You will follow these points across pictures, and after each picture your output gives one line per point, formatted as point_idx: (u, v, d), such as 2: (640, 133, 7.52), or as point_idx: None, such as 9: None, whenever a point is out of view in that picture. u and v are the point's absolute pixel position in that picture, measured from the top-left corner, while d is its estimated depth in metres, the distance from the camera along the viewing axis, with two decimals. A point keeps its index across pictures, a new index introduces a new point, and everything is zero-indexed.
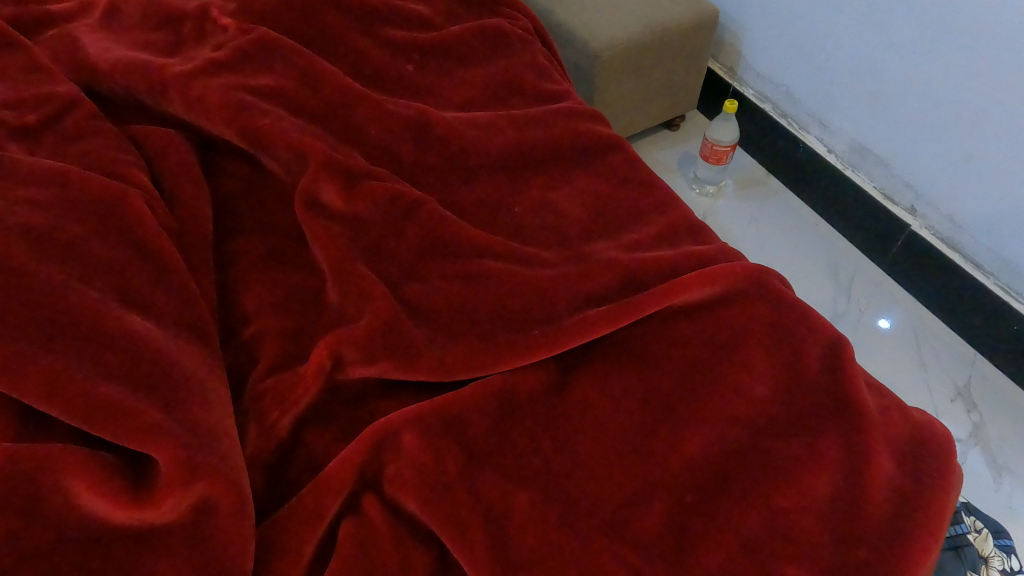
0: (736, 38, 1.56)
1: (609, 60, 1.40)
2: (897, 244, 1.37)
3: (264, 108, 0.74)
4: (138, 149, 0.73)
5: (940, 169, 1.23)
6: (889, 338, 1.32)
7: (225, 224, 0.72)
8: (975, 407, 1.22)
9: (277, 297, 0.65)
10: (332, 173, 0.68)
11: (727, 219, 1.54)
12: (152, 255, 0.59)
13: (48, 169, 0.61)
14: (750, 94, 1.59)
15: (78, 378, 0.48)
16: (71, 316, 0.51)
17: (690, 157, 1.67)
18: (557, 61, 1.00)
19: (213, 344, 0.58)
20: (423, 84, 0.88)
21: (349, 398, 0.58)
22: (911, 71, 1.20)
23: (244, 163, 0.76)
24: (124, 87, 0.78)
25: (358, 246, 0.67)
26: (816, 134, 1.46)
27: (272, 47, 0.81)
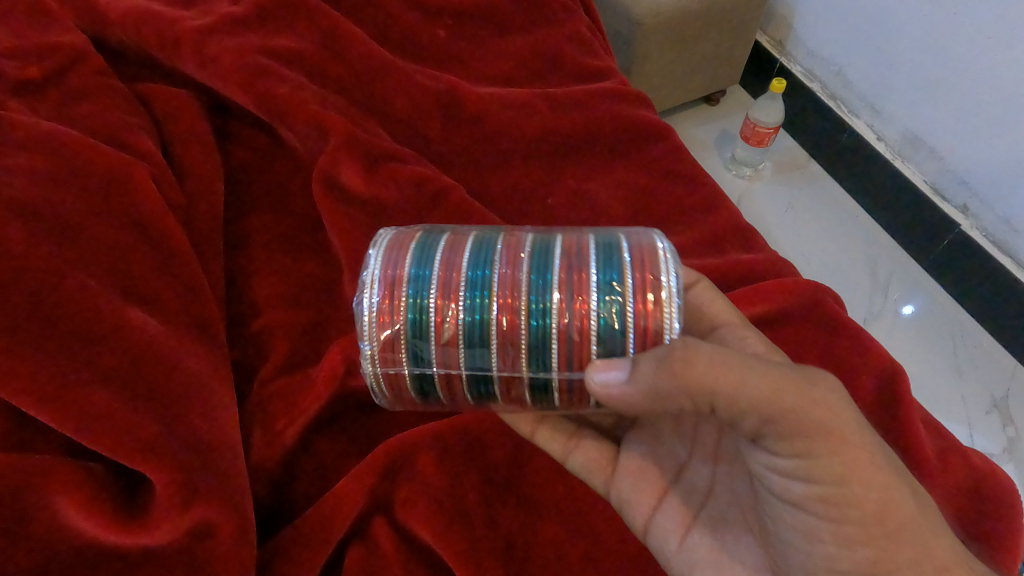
0: (789, 9, 1.45)
1: (652, 28, 1.31)
2: (943, 244, 1.30)
3: (283, 73, 0.68)
4: (146, 110, 0.68)
5: (999, 167, 1.14)
6: (924, 341, 1.27)
7: (237, 199, 0.67)
8: (1012, 422, 1.17)
9: (290, 287, 0.61)
10: (353, 153, 0.63)
11: (763, 204, 1.46)
12: (155, 238, 0.54)
13: (45, 134, 0.56)
14: (797, 72, 1.49)
15: (73, 382, 0.44)
16: (66, 308, 0.47)
17: (728, 136, 1.59)
18: (601, 32, 0.93)
19: (218, 341, 0.54)
20: (456, 53, 0.81)
21: (362, 406, 0.54)
22: (980, 58, 1.10)
23: (260, 133, 0.71)
24: (133, 39, 0.72)
25: (378, 236, 0.62)
26: (867, 120, 1.37)
27: (294, 3, 0.74)
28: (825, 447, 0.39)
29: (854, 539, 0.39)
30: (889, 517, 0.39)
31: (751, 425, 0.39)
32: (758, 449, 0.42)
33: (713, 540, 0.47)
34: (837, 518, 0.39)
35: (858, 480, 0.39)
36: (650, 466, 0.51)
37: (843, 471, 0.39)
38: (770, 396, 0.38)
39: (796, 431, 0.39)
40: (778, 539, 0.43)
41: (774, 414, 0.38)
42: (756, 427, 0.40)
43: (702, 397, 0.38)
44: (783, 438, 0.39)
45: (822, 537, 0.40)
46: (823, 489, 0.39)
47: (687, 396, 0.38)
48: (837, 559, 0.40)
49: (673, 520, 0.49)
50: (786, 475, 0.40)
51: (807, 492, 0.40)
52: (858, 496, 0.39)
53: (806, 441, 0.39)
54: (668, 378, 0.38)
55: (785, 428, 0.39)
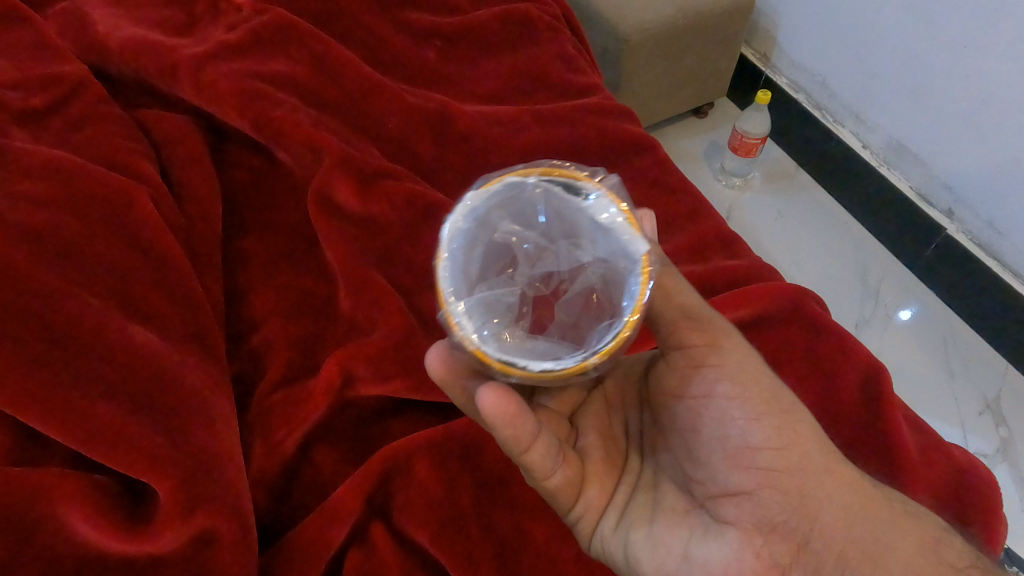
0: (772, 23, 1.49)
1: (638, 45, 1.34)
2: (931, 248, 1.32)
3: (278, 97, 0.70)
4: (146, 135, 0.70)
5: (983, 171, 1.17)
6: (916, 343, 1.28)
7: (235, 219, 0.69)
8: (1004, 421, 1.18)
9: (287, 302, 0.62)
10: (347, 171, 0.65)
11: (753, 213, 1.49)
12: (155, 257, 0.56)
13: (48, 159, 0.58)
14: (782, 83, 1.52)
15: (78, 397, 0.46)
16: (72, 326, 0.48)
17: (716, 147, 1.61)
18: (587, 50, 0.96)
19: (218, 356, 0.55)
20: (446, 74, 0.84)
21: (358, 415, 0.56)
22: (960, 66, 1.13)
23: (256, 154, 0.73)
24: (131, 68, 0.75)
25: (373, 251, 0.64)
26: (852, 128, 1.40)
27: (287, 29, 0.76)
28: (726, 339, 0.51)
29: (760, 410, 0.49)
30: (784, 399, 0.50)
31: (670, 324, 0.52)
32: (671, 357, 0.52)
33: (652, 514, 0.50)
34: (742, 394, 0.49)
35: (752, 371, 0.50)
36: (606, 469, 0.53)
37: (741, 359, 0.51)
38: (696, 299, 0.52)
39: (709, 322, 0.52)
40: (696, 434, 0.50)
41: (695, 312, 0.52)
42: (674, 325, 0.52)
43: (665, 284, 0.52)
44: (696, 326, 0.51)
45: (735, 414, 0.49)
46: (732, 370, 0.50)
47: (651, 280, 0.51)
48: (749, 435, 0.48)
49: (617, 502, 0.51)
50: (699, 368, 0.51)
51: (720, 377, 0.50)
52: (755, 378, 0.50)
53: (712, 333, 0.51)
54: (655, 258, 0.50)
55: (696, 323, 0.52)
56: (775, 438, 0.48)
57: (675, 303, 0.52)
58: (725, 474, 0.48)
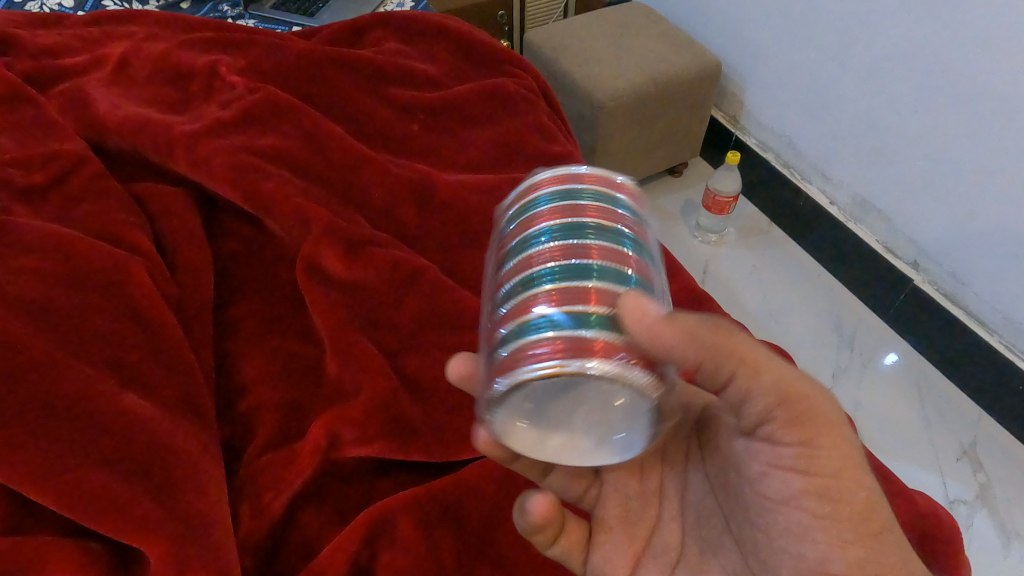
0: (739, 88, 1.58)
1: (612, 111, 1.42)
2: (900, 297, 1.37)
3: (269, 170, 0.74)
4: (142, 208, 0.73)
5: (943, 225, 1.23)
6: (891, 391, 1.32)
7: (225, 286, 0.72)
8: (981, 467, 1.21)
9: (276, 366, 0.65)
10: (334, 240, 0.68)
11: (729, 267, 1.54)
12: (149, 324, 0.59)
13: (49, 233, 0.61)
14: (751, 143, 1.60)
15: (73, 465, 0.48)
16: (68, 396, 0.51)
17: (692, 205, 1.68)
18: (561, 120, 1.02)
19: (209, 420, 0.57)
20: (428, 144, 0.89)
21: (344, 475, 0.58)
22: (914, 128, 1.21)
23: (248, 225, 0.76)
24: (128, 144, 0.79)
25: (358, 315, 0.66)
26: (819, 186, 1.47)
27: (279, 106, 0.82)
28: (828, 441, 0.43)
29: (847, 539, 0.44)
30: (878, 521, 0.44)
31: (762, 409, 0.43)
32: (756, 442, 0.46)
33: None
34: (833, 515, 0.44)
35: (853, 484, 0.44)
36: (625, 549, 0.53)
37: (841, 465, 0.44)
38: (777, 386, 0.42)
39: (805, 417, 0.43)
40: (768, 538, 0.47)
41: (784, 400, 0.43)
42: (767, 411, 0.44)
43: (741, 354, 0.42)
44: (793, 423, 0.43)
45: (816, 536, 0.44)
46: (822, 483, 0.44)
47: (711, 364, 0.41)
48: (829, 559, 0.44)
49: None
50: (784, 470, 0.45)
51: (805, 487, 0.44)
52: (854, 492, 0.44)
53: (810, 430, 0.43)
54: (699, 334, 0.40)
55: (788, 414, 0.43)
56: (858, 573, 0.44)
57: (760, 382, 0.42)
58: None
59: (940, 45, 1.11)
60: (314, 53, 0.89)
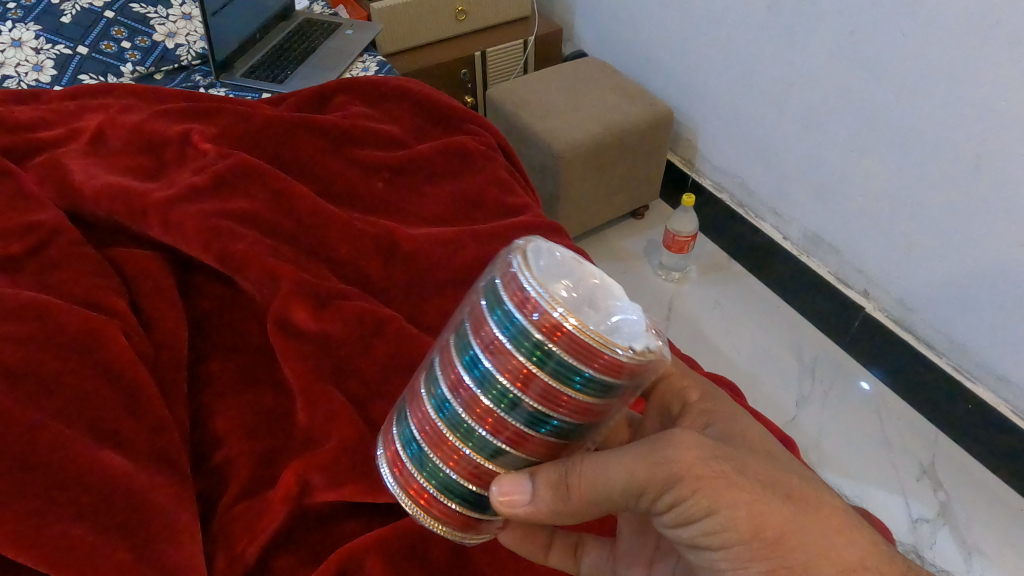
0: (692, 134, 1.67)
1: (572, 160, 1.49)
2: (855, 325, 1.43)
3: (240, 232, 0.78)
4: (118, 272, 0.77)
5: (888, 255, 1.30)
6: (854, 415, 1.37)
7: (200, 344, 0.75)
8: (942, 486, 1.25)
9: (248, 419, 0.68)
10: (303, 296, 0.72)
11: (693, 303, 1.60)
12: (125, 383, 0.61)
13: (27, 300, 0.64)
14: (707, 184, 1.69)
15: (51, 522, 0.50)
16: (46, 455, 0.53)
17: (655, 245, 1.75)
18: (520, 173, 1.08)
19: (184, 473, 0.60)
20: (394, 201, 0.94)
21: (315, 520, 0.61)
22: (853, 167, 1.29)
23: (221, 284, 0.80)
24: (104, 212, 0.82)
25: (328, 365, 0.70)
26: (772, 223, 1.55)
27: (249, 170, 0.86)
28: (691, 488, 0.45)
29: (745, 560, 0.46)
30: (767, 532, 0.45)
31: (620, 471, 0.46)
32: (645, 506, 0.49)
33: None
34: (727, 546, 0.46)
35: (727, 508, 0.45)
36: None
37: (712, 500, 0.45)
38: (626, 476, 0.46)
39: (660, 465, 0.45)
40: (698, 571, 0.50)
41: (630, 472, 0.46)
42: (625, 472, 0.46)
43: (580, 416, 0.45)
44: (648, 483, 0.46)
45: (723, 570, 0.47)
46: (704, 525, 0.46)
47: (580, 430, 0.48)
48: None
49: None
50: (673, 525, 0.48)
51: (693, 531, 0.47)
52: (731, 518, 0.45)
53: (662, 477, 0.45)
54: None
55: (644, 467, 0.46)
56: None
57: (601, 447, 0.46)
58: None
59: (869, 89, 1.20)
60: (283, 119, 0.95)
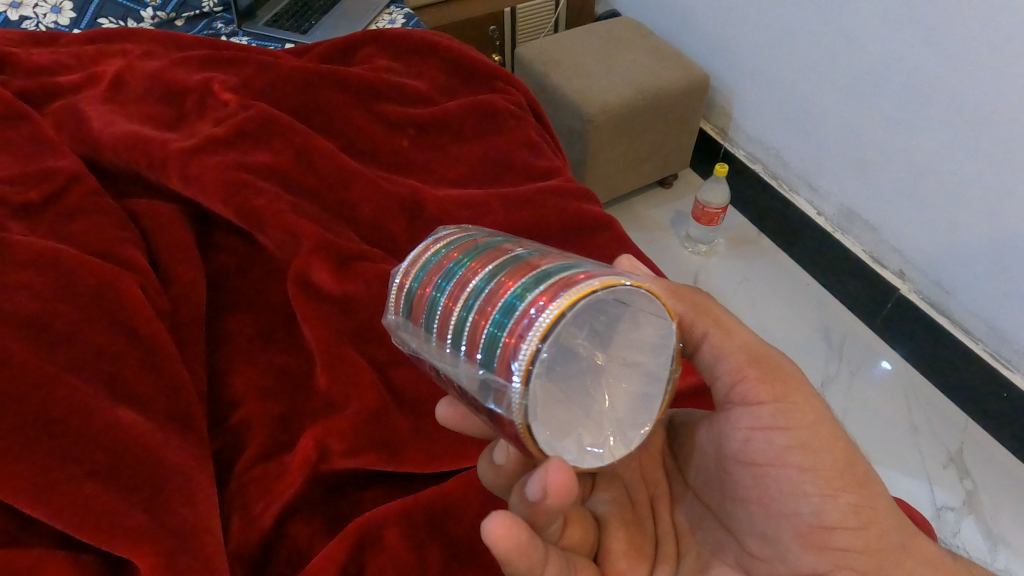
0: (728, 101, 1.61)
1: (603, 124, 1.44)
2: (888, 307, 1.38)
3: (260, 186, 0.75)
4: (136, 223, 0.75)
5: (927, 236, 1.24)
6: (881, 398, 1.33)
7: (219, 301, 0.73)
8: (968, 474, 1.22)
9: (267, 380, 0.66)
10: (324, 255, 0.70)
11: (720, 277, 1.55)
12: (142, 338, 0.60)
13: (43, 249, 0.62)
14: (740, 154, 1.63)
15: (65, 477, 0.49)
16: (60, 409, 0.52)
17: (682, 216, 1.70)
18: (550, 135, 1.04)
19: (200, 433, 0.58)
20: (419, 160, 0.90)
21: (334, 487, 0.59)
22: (896, 141, 1.23)
23: (241, 239, 0.78)
24: (122, 161, 0.80)
25: (349, 328, 0.68)
26: (806, 197, 1.49)
27: (271, 122, 0.83)
28: (798, 398, 0.51)
29: (835, 487, 0.49)
30: (858, 468, 0.51)
31: (734, 369, 0.51)
32: (734, 410, 0.52)
33: None
34: (816, 465, 0.50)
35: (827, 432, 0.51)
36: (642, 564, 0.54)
37: (814, 418, 0.51)
38: (741, 356, 0.51)
39: (773, 372, 0.51)
40: (771, 498, 0.51)
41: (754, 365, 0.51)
42: (740, 372, 0.51)
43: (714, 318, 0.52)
44: (762, 380, 0.51)
45: (808, 491, 0.49)
46: (802, 435, 0.50)
47: (698, 317, 0.52)
48: (824, 512, 0.49)
49: None
50: (766, 430, 0.50)
51: (787, 441, 0.50)
52: (829, 438, 0.50)
53: (782, 387, 0.51)
54: (677, 299, 0.52)
55: (765, 374, 0.51)
56: (854, 518, 0.49)
57: (729, 340, 0.52)
58: (797, 553, 0.51)
59: (918, 59, 1.14)
60: (306, 70, 0.91)
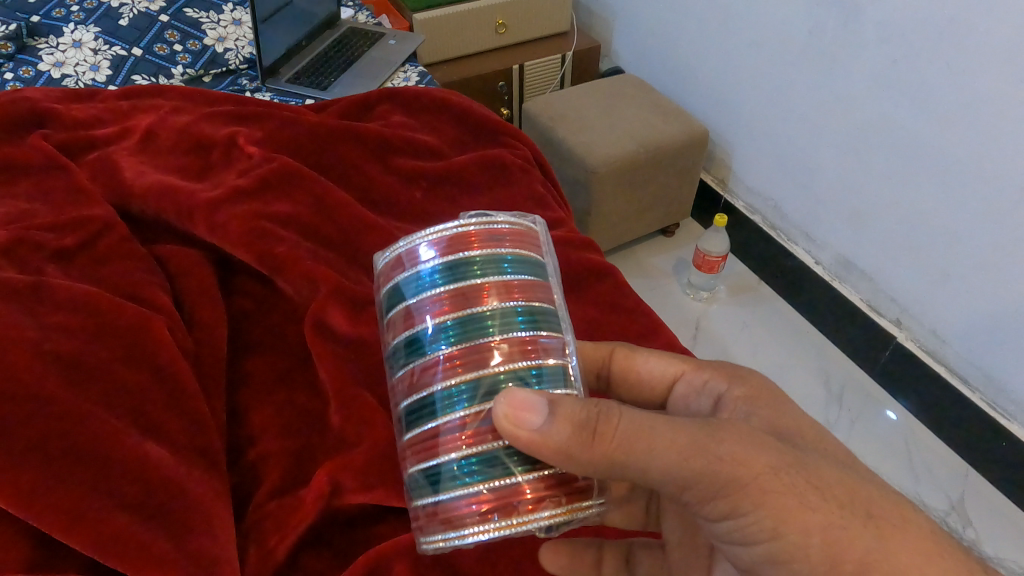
0: (726, 154, 1.67)
1: (605, 176, 1.50)
2: (885, 355, 1.41)
3: (282, 235, 0.80)
4: (163, 268, 0.79)
5: (922, 286, 1.28)
6: (881, 444, 1.34)
7: (238, 343, 0.77)
8: (970, 523, 1.22)
9: (284, 419, 0.69)
10: (340, 300, 0.74)
11: (722, 323, 1.59)
12: (169, 377, 0.64)
13: (79, 293, 0.67)
14: (739, 205, 1.68)
15: (96, 508, 0.52)
16: (94, 443, 0.55)
17: (684, 263, 1.74)
18: (555, 187, 1.09)
19: (220, 468, 0.61)
20: (431, 210, 0.95)
21: (345, 522, 0.62)
22: (889, 195, 1.28)
23: (261, 284, 0.82)
24: (152, 209, 0.85)
25: (362, 371, 0.71)
26: (805, 247, 1.54)
27: (292, 174, 0.88)
28: (750, 503, 0.45)
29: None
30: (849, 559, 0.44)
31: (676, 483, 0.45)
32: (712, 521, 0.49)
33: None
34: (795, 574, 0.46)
35: (797, 536, 0.45)
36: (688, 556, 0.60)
37: (782, 516, 0.45)
38: (677, 461, 0.44)
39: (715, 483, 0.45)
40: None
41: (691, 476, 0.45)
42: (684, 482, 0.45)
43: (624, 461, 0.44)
44: (709, 495, 0.46)
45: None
46: (767, 545, 0.46)
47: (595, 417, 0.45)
48: None
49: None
50: (740, 542, 0.48)
51: (758, 552, 0.47)
52: (799, 541, 0.45)
53: (737, 499, 0.45)
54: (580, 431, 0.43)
55: (705, 490, 0.45)
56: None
57: (649, 474, 0.45)
58: None
59: (908, 118, 1.20)
60: (326, 126, 0.97)
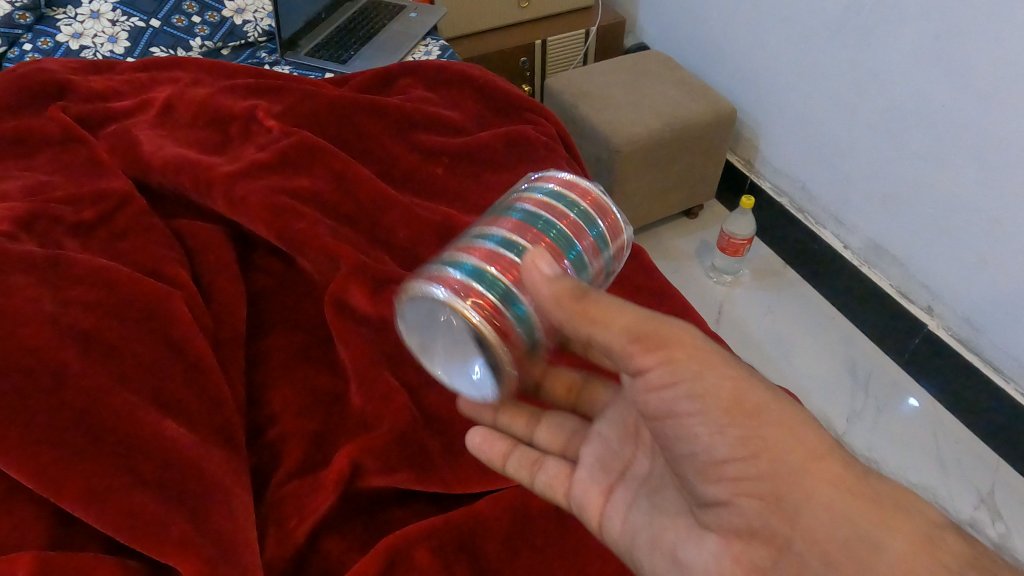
0: (754, 134, 1.63)
1: (628, 155, 1.46)
2: (914, 342, 1.37)
3: (302, 211, 0.78)
4: (182, 244, 0.78)
5: (956, 272, 1.24)
6: (907, 434, 1.31)
7: (257, 321, 0.75)
8: (1000, 516, 1.19)
9: (303, 398, 0.68)
10: (360, 278, 0.72)
11: (745, 308, 1.55)
12: (188, 354, 0.62)
13: (98, 268, 0.66)
14: (766, 187, 1.64)
15: (114, 486, 0.51)
16: (112, 420, 0.54)
17: (707, 246, 1.71)
18: (579, 164, 1.07)
19: (239, 448, 0.60)
20: (452, 187, 0.93)
21: (365, 505, 0.61)
22: (925, 177, 1.23)
23: (281, 262, 0.81)
24: (170, 183, 0.84)
25: (382, 351, 0.70)
26: (833, 231, 1.49)
27: (312, 148, 0.86)
28: (687, 355, 0.46)
29: (728, 425, 0.44)
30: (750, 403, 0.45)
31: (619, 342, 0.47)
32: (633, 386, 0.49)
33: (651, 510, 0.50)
34: (706, 410, 0.45)
35: (726, 390, 0.45)
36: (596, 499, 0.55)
37: (704, 365, 0.46)
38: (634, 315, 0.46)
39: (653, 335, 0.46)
40: (669, 448, 0.48)
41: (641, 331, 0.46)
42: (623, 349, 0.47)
43: (593, 315, 0.46)
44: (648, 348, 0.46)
45: (702, 434, 0.45)
46: (690, 387, 0.45)
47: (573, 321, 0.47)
48: (716, 448, 0.45)
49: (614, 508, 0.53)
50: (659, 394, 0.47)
51: (678, 395, 0.46)
52: (717, 385, 0.45)
53: (669, 351, 0.46)
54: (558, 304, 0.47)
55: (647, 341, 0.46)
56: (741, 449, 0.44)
57: (609, 333, 0.46)
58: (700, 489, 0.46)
59: (949, 97, 1.15)
60: (346, 99, 0.95)
